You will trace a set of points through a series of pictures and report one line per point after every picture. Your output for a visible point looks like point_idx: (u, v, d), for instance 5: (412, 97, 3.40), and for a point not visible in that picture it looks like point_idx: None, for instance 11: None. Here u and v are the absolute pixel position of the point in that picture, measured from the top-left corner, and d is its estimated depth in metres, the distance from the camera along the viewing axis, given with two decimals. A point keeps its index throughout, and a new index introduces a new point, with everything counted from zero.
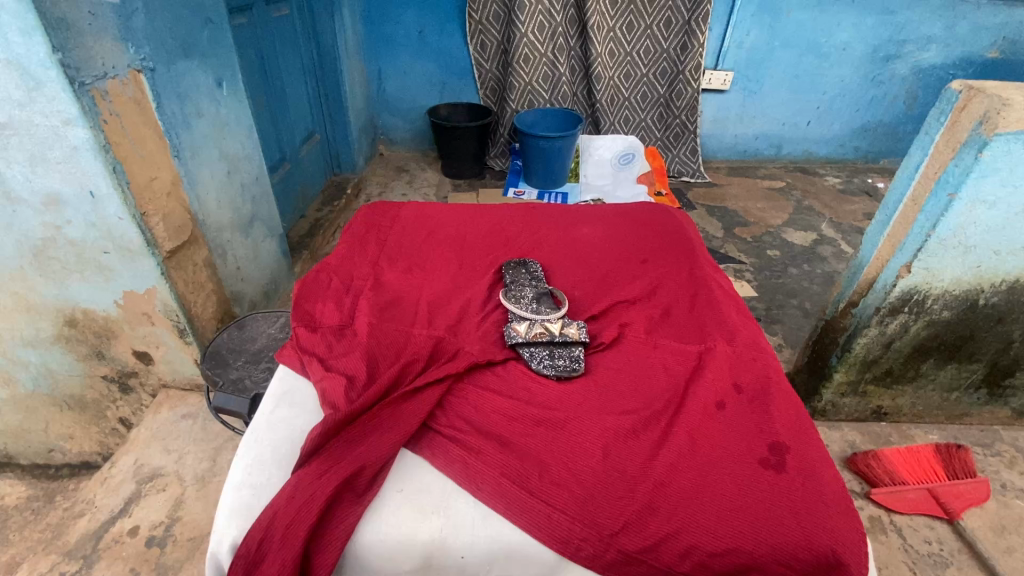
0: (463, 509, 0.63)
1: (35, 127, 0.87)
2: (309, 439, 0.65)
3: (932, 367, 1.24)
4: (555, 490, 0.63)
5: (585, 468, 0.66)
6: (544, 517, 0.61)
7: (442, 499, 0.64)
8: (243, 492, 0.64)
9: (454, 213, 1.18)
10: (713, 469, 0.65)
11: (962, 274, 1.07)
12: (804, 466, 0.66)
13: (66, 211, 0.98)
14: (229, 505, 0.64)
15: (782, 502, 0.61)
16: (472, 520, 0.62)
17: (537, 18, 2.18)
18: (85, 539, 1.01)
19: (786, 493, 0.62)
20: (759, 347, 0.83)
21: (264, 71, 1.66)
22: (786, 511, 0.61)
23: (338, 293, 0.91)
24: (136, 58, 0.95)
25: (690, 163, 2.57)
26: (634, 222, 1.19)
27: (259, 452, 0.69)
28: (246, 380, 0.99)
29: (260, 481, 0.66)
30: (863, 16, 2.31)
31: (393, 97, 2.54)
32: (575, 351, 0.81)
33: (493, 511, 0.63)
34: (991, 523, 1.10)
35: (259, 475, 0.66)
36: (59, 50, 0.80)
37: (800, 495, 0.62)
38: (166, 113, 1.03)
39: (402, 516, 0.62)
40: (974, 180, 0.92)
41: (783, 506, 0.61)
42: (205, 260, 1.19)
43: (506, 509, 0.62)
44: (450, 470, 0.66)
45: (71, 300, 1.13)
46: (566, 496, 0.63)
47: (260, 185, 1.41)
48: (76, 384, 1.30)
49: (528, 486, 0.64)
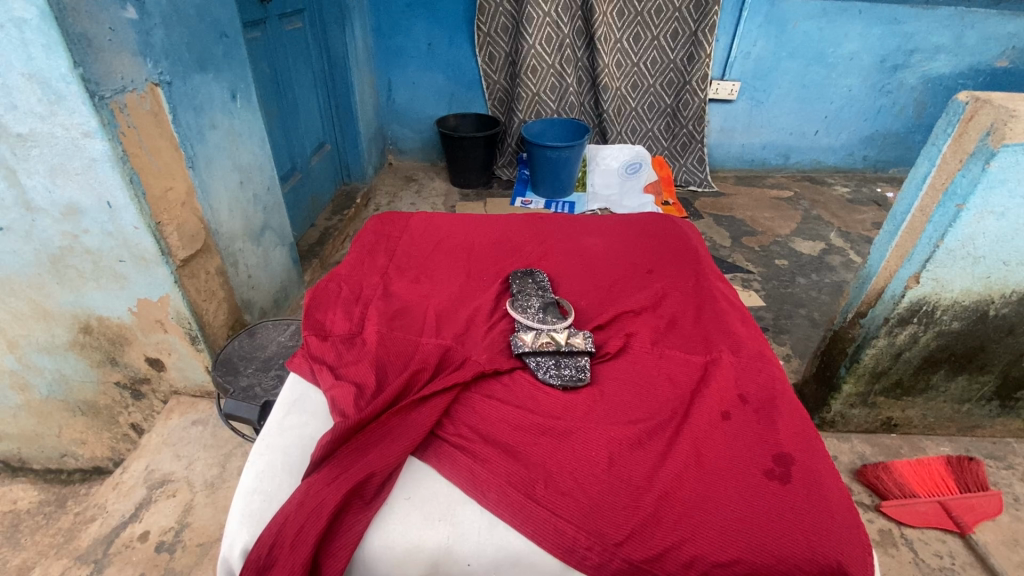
0: (469, 517, 0.63)
1: (56, 139, 0.90)
2: (318, 446, 0.66)
3: (942, 379, 1.23)
4: (560, 499, 0.64)
5: (592, 477, 0.66)
6: (549, 526, 0.61)
7: (448, 506, 0.64)
8: (254, 499, 0.65)
9: (462, 223, 1.20)
10: (718, 479, 0.65)
11: (971, 284, 1.06)
12: (809, 478, 0.65)
13: (83, 221, 1.00)
14: (241, 511, 0.65)
15: (787, 514, 0.61)
16: (478, 528, 0.62)
17: (546, 30, 2.21)
18: (96, 543, 1.02)
19: (790, 505, 0.62)
20: (764, 357, 0.83)
21: (276, 82, 1.69)
22: (789, 523, 0.61)
23: (347, 302, 0.93)
24: (154, 72, 0.98)
25: (697, 172, 2.58)
26: (641, 233, 1.19)
27: (270, 458, 0.70)
28: (256, 388, 1.00)
29: (271, 488, 0.67)
30: (871, 26, 2.32)
31: (402, 108, 2.57)
32: (581, 360, 0.82)
33: (499, 519, 0.63)
34: (1003, 538, 1.09)
35: (270, 482, 0.67)
36: (80, 65, 0.83)
37: (806, 507, 0.62)
38: (181, 124, 1.05)
39: (410, 522, 0.63)
40: (981, 191, 0.92)
41: (787, 518, 0.61)
42: (216, 268, 1.21)
43: (513, 518, 0.62)
44: (457, 478, 0.66)
45: (86, 308, 1.16)
46: (571, 505, 0.63)
47: (272, 195, 1.43)
48: (89, 390, 1.32)
49: (533, 494, 0.64)
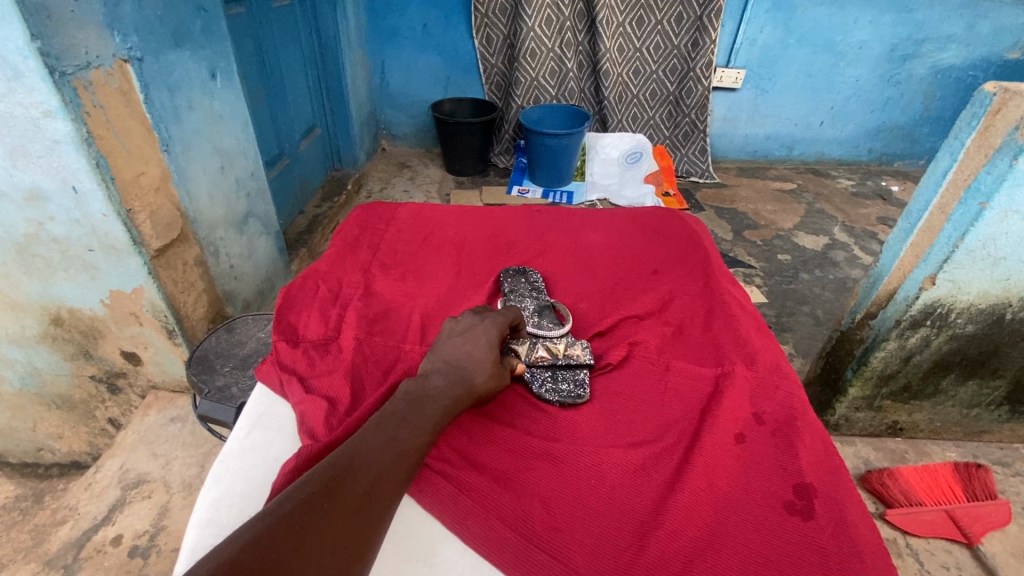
0: (452, 557, 0.57)
1: (14, 118, 0.83)
2: (282, 473, 0.60)
3: (952, 383, 1.18)
4: (558, 536, 0.59)
5: (595, 510, 0.61)
6: (545, 568, 0.56)
7: (429, 543, 0.58)
8: (205, 533, 0.57)
9: (453, 215, 1.13)
10: (733, 515, 0.60)
11: (988, 287, 1.01)
12: (833, 513, 0.60)
13: (49, 207, 0.93)
14: (191, 546, 0.57)
15: (810, 554, 0.57)
16: (462, 571, 0.56)
17: (546, 12, 2.12)
18: (67, 548, 0.98)
19: (814, 544, 0.57)
20: (782, 372, 0.77)
21: (262, 61, 1.61)
22: (810, 565, 0.56)
23: (324, 303, 0.87)
24: (123, 47, 0.90)
25: (699, 163, 2.51)
26: (644, 229, 1.13)
27: (229, 483, 0.63)
28: (232, 388, 0.94)
29: (228, 521, 0.59)
30: (881, 14, 2.24)
31: (396, 91, 2.48)
32: (580, 375, 0.77)
33: (486, 559, 0.57)
34: (1013, 548, 1.05)
35: (228, 513, 0.60)
36: (38, 37, 0.76)
37: (831, 547, 0.57)
38: (154, 104, 0.98)
39: (382, 563, 0.56)
40: (1007, 189, 0.86)
41: (810, 560, 0.56)
42: (195, 259, 1.15)
43: (501, 558, 0.56)
44: (439, 511, 0.60)
45: (56, 299, 1.09)
46: (570, 543, 0.58)
47: (257, 181, 1.36)
48: (64, 383, 1.26)
49: (527, 531, 0.59)
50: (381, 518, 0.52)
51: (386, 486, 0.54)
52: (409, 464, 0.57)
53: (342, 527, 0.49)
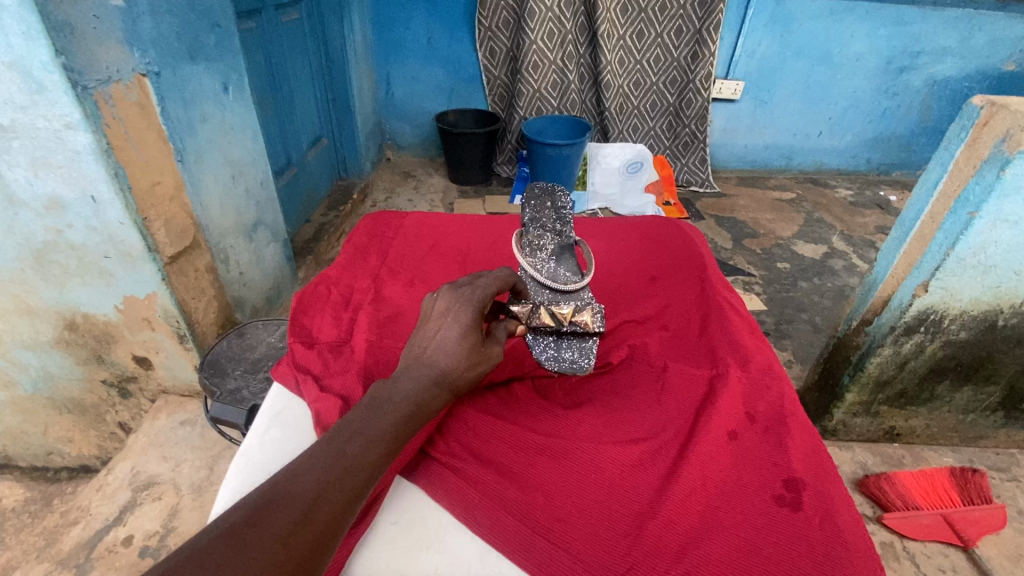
0: (460, 546, 0.59)
1: (38, 131, 0.86)
2: None
3: (947, 389, 1.20)
4: (558, 527, 0.61)
5: (594, 502, 0.64)
6: (547, 557, 0.58)
7: (438, 534, 0.61)
8: None
9: (459, 223, 1.16)
10: (726, 507, 0.63)
11: (980, 294, 1.04)
12: (822, 505, 0.63)
13: (67, 215, 0.97)
14: None
15: (799, 544, 0.59)
16: (470, 559, 0.58)
17: (548, 25, 2.17)
18: (79, 547, 1.00)
19: (803, 535, 0.59)
20: (774, 373, 0.80)
21: (272, 74, 1.65)
22: (799, 556, 0.58)
23: (336, 307, 0.90)
24: (141, 62, 0.94)
25: (699, 172, 2.55)
26: (643, 236, 1.16)
27: (248, 476, 0.65)
28: (244, 391, 0.97)
29: None
30: (877, 28, 2.29)
31: (400, 102, 2.53)
32: (588, 343, 0.83)
33: (492, 547, 0.59)
34: (1008, 552, 1.06)
35: None
36: (62, 53, 0.79)
37: (820, 538, 0.59)
38: (169, 116, 1.02)
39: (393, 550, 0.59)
40: (996, 199, 0.89)
41: (798, 551, 0.58)
42: (207, 265, 1.18)
43: (506, 547, 0.59)
44: (447, 502, 0.63)
45: (71, 304, 1.12)
46: (570, 533, 0.60)
47: (266, 190, 1.40)
48: (76, 388, 1.29)
49: (529, 521, 0.61)
50: (316, 547, 0.48)
51: (324, 508, 0.50)
52: (356, 486, 0.53)
53: (261, 562, 0.45)
